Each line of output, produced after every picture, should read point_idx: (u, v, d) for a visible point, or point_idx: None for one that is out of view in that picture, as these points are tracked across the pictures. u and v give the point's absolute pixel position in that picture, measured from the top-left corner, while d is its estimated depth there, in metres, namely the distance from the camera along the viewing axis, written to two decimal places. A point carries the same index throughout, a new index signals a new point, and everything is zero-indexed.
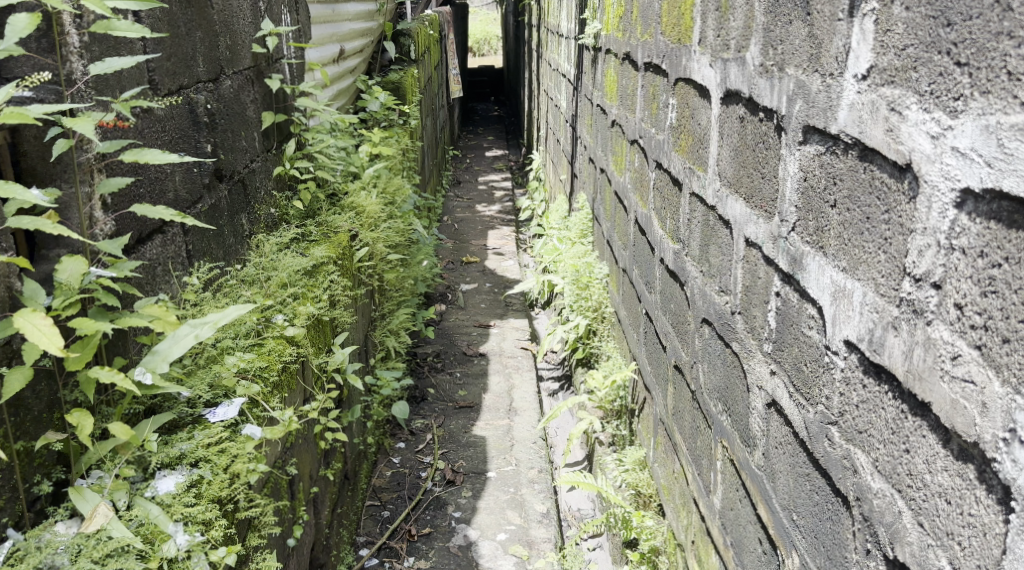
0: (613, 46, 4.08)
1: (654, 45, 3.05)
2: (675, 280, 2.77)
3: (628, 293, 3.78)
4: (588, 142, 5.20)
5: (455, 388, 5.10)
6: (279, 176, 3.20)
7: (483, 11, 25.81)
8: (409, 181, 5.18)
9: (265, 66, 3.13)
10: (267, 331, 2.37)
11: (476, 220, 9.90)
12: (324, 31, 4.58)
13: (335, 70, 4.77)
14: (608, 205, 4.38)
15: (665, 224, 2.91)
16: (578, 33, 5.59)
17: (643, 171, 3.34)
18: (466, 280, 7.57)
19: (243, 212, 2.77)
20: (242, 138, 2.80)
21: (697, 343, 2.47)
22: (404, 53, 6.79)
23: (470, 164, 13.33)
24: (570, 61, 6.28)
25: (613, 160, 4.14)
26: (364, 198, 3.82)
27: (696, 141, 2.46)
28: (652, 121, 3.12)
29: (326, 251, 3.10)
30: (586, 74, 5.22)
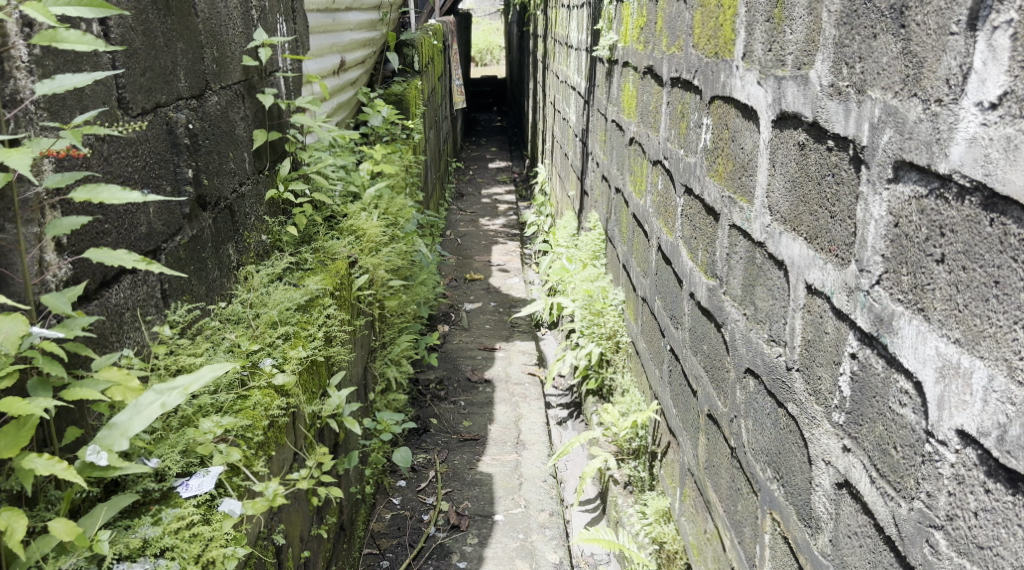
0: (632, 60, 3.81)
1: (682, 59, 2.79)
2: (709, 320, 2.49)
3: (648, 325, 3.50)
4: (601, 158, 4.93)
5: (459, 418, 4.81)
6: (271, 198, 2.93)
7: (486, 22, 25.63)
8: (412, 199, 4.92)
9: (258, 79, 2.87)
10: (253, 381, 2.10)
11: (480, 235, 9.63)
12: (324, 42, 4.32)
13: (335, 82, 4.50)
14: (624, 228, 4.11)
15: (696, 257, 2.64)
16: (591, 44, 5.33)
17: (668, 195, 3.07)
18: (469, 298, 7.29)
19: (230, 242, 2.49)
20: (230, 159, 2.53)
21: (737, 395, 2.19)
22: (407, 65, 6.53)
23: (472, 176, 13.07)
24: (581, 74, 6.02)
25: (631, 180, 3.88)
26: (365, 221, 3.55)
27: (739, 168, 2.18)
28: (680, 142, 2.85)
29: (322, 282, 2.82)
30: (600, 88, 4.97)
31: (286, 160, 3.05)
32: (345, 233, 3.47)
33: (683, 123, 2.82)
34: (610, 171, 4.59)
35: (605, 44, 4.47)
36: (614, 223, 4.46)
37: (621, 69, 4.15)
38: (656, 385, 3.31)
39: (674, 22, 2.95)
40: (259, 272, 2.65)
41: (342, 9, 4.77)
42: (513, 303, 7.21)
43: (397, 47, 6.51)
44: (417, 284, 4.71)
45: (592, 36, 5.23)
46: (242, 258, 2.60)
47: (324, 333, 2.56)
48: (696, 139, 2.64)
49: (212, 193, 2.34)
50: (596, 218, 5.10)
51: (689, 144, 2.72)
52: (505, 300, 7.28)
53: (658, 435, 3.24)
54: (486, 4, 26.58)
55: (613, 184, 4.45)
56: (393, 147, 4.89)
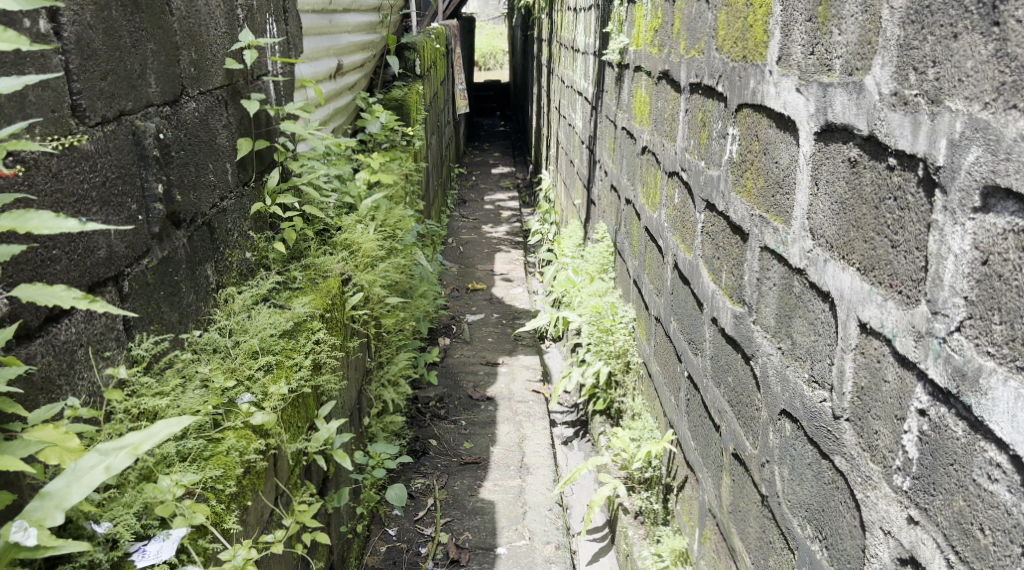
0: (645, 64, 3.60)
1: (703, 63, 2.57)
2: (734, 350, 2.27)
3: (662, 347, 3.27)
4: (610, 167, 4.71)
5: (460, 439, 4.59)
6: (257, 212, 2.71)
7: (490, 26, 25.48)
8: (412, 209, 4.70)
9: (244, 83, 2.65)
10: (228, 421, 1.88)
11: (483, 243, 9.41)
12: (319, 46, 4.10)
13: (331, 88, 4.28)
14: (636, 241, 3.89)
15: (719, 279, 2.42)
16: (599, 48, 5.11)
17: (686, 210, 2.84)
18: (472, 310, 7.07)
19: (207, 262, 2.27)
20: (209, 171, 2.31)
21: (769, 437, 1.97)
22: (408, 69, 6.32)
23: (475, 182, 12.85)
24: (588, 79, 5.80)
25: (644, 191, 3.66)
26: (360, 235, 3.33)
27: (772, 184, 1.96)
28: (699, 154, 2.63)
29: (312, 304, 2.60)
30: (608, 95, 4.75)
31: (275, 170, 2.83)
32: (340, 247, 3.25)
33: (703, 133, 2.60)
34: (619, 182, 4.37)
35: (616, 47, 4.26)
36: (624, 236, 4.23)
37: (632, 74, 3.93)
38: (671, 412, 3.08)
39: (694, 24, 2.73)
40: (242, 295, 2.43)
41: (340, 10, 4.55)
42: (517, 314, 6.99)
43: (398, 51, 6.30)
44: (416, 299, 4.49)
45: (601, 39, 5.02)
46: (222, 279, 2.38)
47: (312, 361, 2.34)
48: (718, 150, 2.42)
49: (187, 210, 2.12)
50: (603, 229, 4.88)
51: (711, 156, 2.49)
52: (508, 311, 7.06)
53: (674, 467, 3.02)
54: (490, 8, 26.39)
55: (623, 195, 4.23)
56: (392, 155, 4.67)
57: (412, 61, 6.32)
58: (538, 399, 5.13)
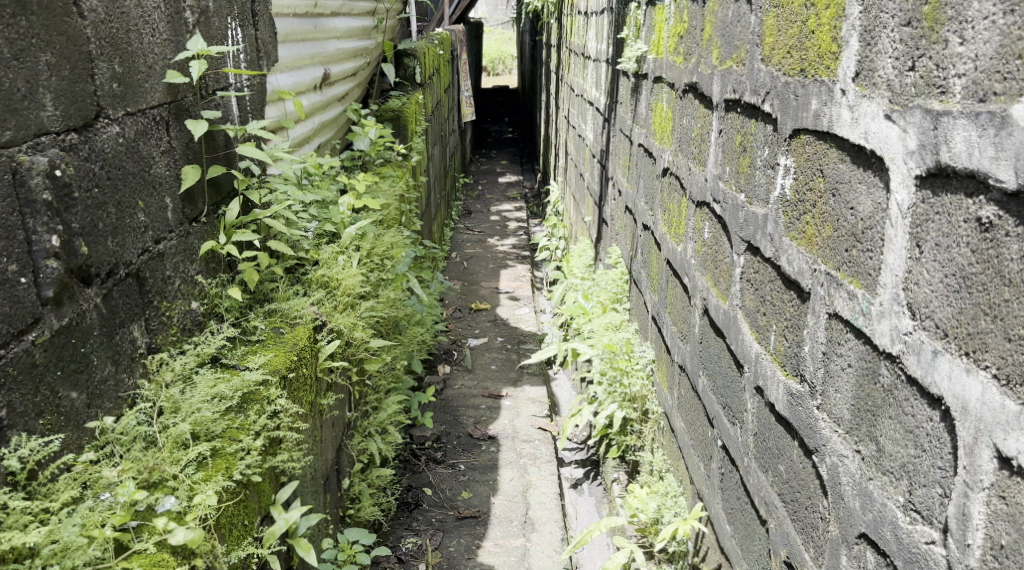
0: (666, 74, 3.16)
1: (744, 76, 2.13)
2: (787, 432, 1.83)
3: (687, 402, 2.83)
4: (624, 186, 4.27)
5: (458, 487, 4.15)
6: (210, 252, 2.28)
7: (498, 31, 25.08)
8: (406, 233, 4.26)
9: (193, 99, 2.23)
10: (137, 544, 1.47)
11: (488, 258, 8.98)
12: (301, 53, 3.67)
13: (316, 100, 3.85)
14: (655, 274, 3.44)
15: (767, 340, 1.97)
16: (613, 55, 4.68)
17: (719, 248, 2.40)
18: (474, 332, 6.63)
19: (133, 323, 1.83)
20: (138, 209, 1.88)
21: (840, 560, 1.53)
22: (408, 78, 5.89)
23: (481, 192, 12.42)
24: (600, 88, 5.36)
25: (665, 218, 3.22)
26: (340, 271, 2.90)
27: (846, 235, 1.52)
28: (738, 185, 2.19)
29: (270, 364, 2.17)
30: (623, 108, 4.32)
31: (233, 200, 2.40)
32: (315, 286, 2.82)
33: (743, 160, 2.16)
34: (635, 204, 3.93)
35: (631, 55, 3.83)
36: (641, 265, 3.79)
37: (651, 85, 3.50)
38: (700, 482, 2.64)
39: (731, 29, 2.29)
40: (182, 360, 2.00)
41: (328, 14, 4.12)
42: (522, 338, 6.55)
43: (396, 58, 5.87)
44: (409, 332, 4.06)
45: (615, 45, 4.58)
46: (156, 340, 1.95)
47: (266, 441, 1.91)
48: (763, 183, 1.98)
49: (102, 261, 1.71)
50: (617, 254, 4.45)
51: (753, 189, 2.06)
52: (513, 334, 6.62)
53: (704, 549, 2.58)
54: (498, 12, 25.99)
55: (639, 220, 3.79)
56: (385, 173, 4.23)
57: (412, 69, 5.89)
58: (545, 438, 4.69)
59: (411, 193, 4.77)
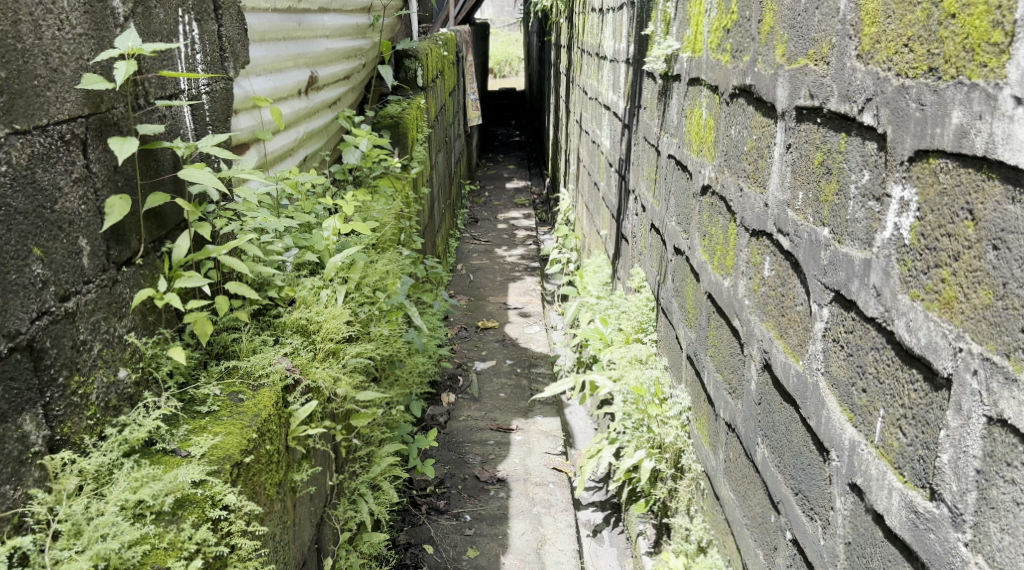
0: (706, 75, 2.69)
1: (827, 77, 1.66)
2: (904, 558, 1.36)
3: (736, 469, 2.36)
4: (649, 202, 3.80)
5: (464, 542, 3.68)
6: (148, 301, 1.81)
7: (504, 33, 24.66)
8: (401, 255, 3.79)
9: (126, 110, 1.76)
10: None
11: (495, 270, 8.50)
12: (280, 55, 3.19)
13: (300, 107, 3.39)
14: (691, 306, 2.97)
15: (868, 426, 1.50)
16: (635, 54, 4.20)
17: (787, 293, 1.92)
18: (481, 352, 6.16)
19: (20, 412, 1.41)
20: (28, 260, 1.44)
21: None
22: (408, 82, 5.42)
23: (488, 199, 11.97)
24: (619, 90, 4.88)
25: (703, 244, 2.75)
26: (320, 313, 2.43)
27: (1018, 307, 1.10)
28: (819, 216, 1.72)
29: (220, 449, 1.71)
30: (647, 113, 3.84)
31: (182, 234, 1.93)
32: (290, 331, 2.35)
33: (826, 185, 1.69)
34: (664, 224, 3.46)
35: (658, 53, 3.35)
36: (671, 293, 3.32)
37: (685, 88, 3.02)
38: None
39: (803, 19, 1.82)
40: (101, 450, 1.56)
41: (315, 10, 3.65)
42: (533, 359, 6.08)
43: (395, 60, 5.40)
44: (408, 369, 3.60)
45: (638, 43, 4.11)
46: (64, 430, 1.51)
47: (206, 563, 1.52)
48: (863, 219, 1.51)
49: None
50: (640, 277, 3.98)
51: (843, 224, 1.59)
52: (523, 355, 6.15)
53: None
54: (505, 14, 25.56)
55: (669, 242, 3.32)
56: (380, 189, 3.77)
57: (414, 72, 5.43)
58: (560, 481, 4.22)
59: (409, 210, 4.30)
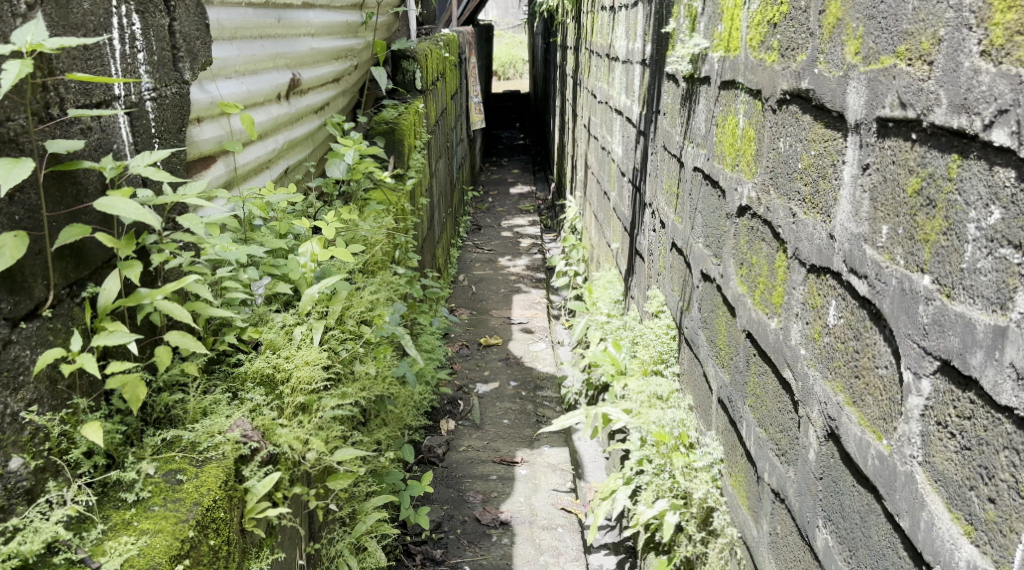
0: (744, 78, 2.32)
1: (929, 82, 1.29)
2: None
3: (786, 549, 1.98)
4: (670, 218, 3.41)
5: None
6: (56, 363, 1.49)
7: (509, 35, 24.33)
8: (390, 280, 3.39)
9: (26, 124, 1.45)
10: None
11: (499, 281, 8.12)
12: (255, 55, 2.82)
13: (280, 114, 3.01)
14: (724, 344, 2.58)
15: (1002, 550, 1.14)
16: (653, 54, 3.81)
17: (862, 347, 1.55)
18: (483, 373, 5.77)
19: None
20: None
21: None
22: (407, 85, 5.06)
23: (492, 204, 11.60)
24: (634, 95, 4.50)
25: (740, 275, 2.37)
26: (290, 361, 2.05)
27: None
28: (915, 259, 1.34)
29: (144, 557, 1.39)
30: (667, 120, 3.46)
31: (113, 275, 1.56)
32: (252, 383, 1.98)
33: (926, 221, 1.31)
34: (687, 245, 3.08)
35: (683, 53, 2.98)
36: (697, 325, 2.94)
37: (716, 92, 2.65)
38: None
39: (888, 6, 1.45)
40: None
41: (298, 5, 3.26)
42: (539, 380, 5.69)
43: (393, 61, 5.04)
44: (400, 405, 3.22)
45: (656, 43, 3.73)
46: None
47: None
48: (992, 273, 1.16)
49: None
50: (659, 301, 3.59)
51: (957, 275, 1.23)
52: (527, 376, 5.76)
53: None
54: (509, 15, 25.23)
55: (695, 266, 2.94)
56: (370, 203, 3.40)
57: (413, 74, 5.06)
58: (570, 525, 3.83)
59: (400, 227, 3.90)
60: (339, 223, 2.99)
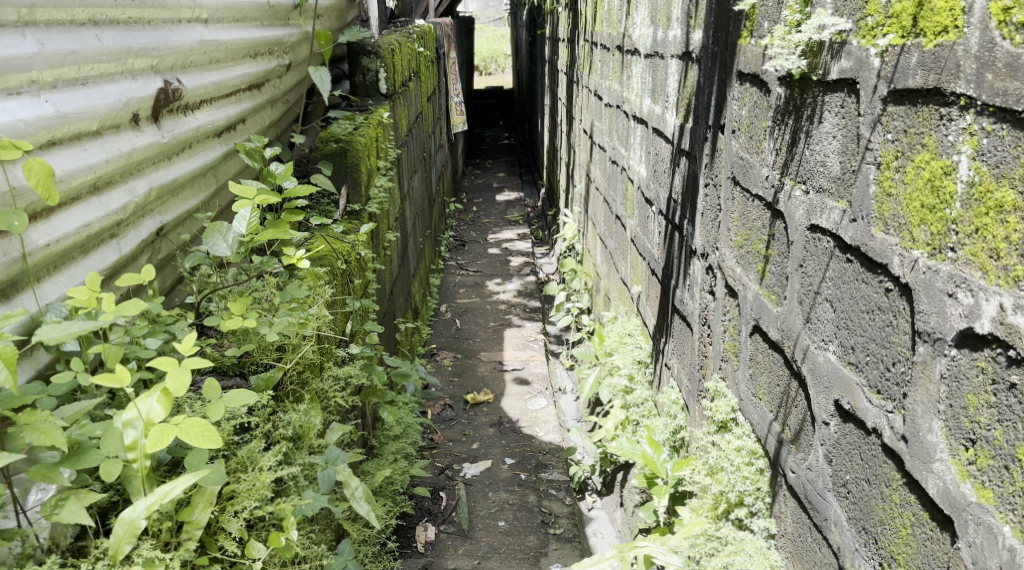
0: (985, 93, 1.22)
1: None
2: None
3: None
4: (748, 286, 2.28)
5: None
6: None
7: (490, 29, 23.23)
8: (321, 394, 2.24)
9: None
10: None
11: (487, 313, 6.96)
12: (82, 53, 1.71)
13: (135, 146, 1.88)
14: (902, 559, 1.47)
15: None
16: (705, 45, 2.70)
17: None
18: (471, 447, 4.62)
19: None
20: None
21: None
22: (372, 86, 4.31)
23: (476, 214, 10.46)
24: (666, 101, 3.41)
25: (964, 466, 1.27)
26: None
27: None
28: None
29: None
30: (739, 141, 2.36)
31: None
32: None
33: None
34: (792, 345, 1.95)
35: (791, 41, 1.85)
36: (823, 486, 1.80)
37: (873, 109, 1.53)
38: None
39: None
40: None
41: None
42: (540, 455, 4.54)
43: (351, 57, 4.26)
44: None
45: (715, 25, 2.60)
46: None
47: None
48: None
49: None
50: (728, 406, 2.45)
51: None
52: (526, 449, 4.62)
53: None
54: (489, 10, 24.13)
55: (812, 386, 1.82)
56: (299, 277, 2.28)
57: (376, 73, 4.28)
58: None
59: (345, 299, 2.75)
60: (228, 320, 1.85)
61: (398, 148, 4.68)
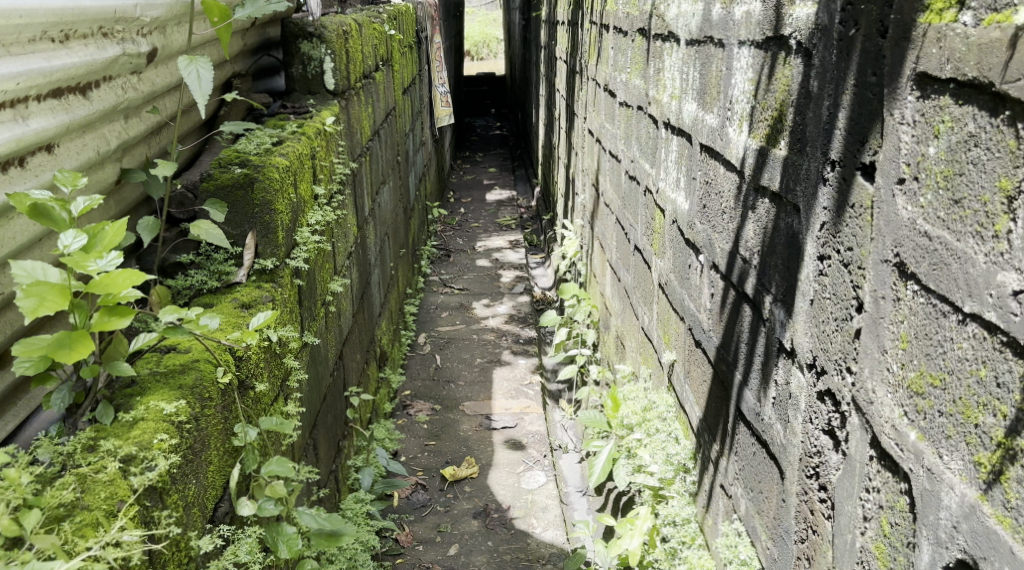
0: None
1: None
2: None
3: None
4: (945, 476, 1.22)
5: None
6: None
7: (482, 10, 22.08)
8: None
9: None
10: None
11: (472, 345, 5.86)
12: None
13: None
14: None
15: None
16: (823, 27, 1.62)
17: None
18: (446, 554, 3.55)
19: None
20: None
21: None
22: (314, 80, 3.21)
23: (463, 217, 9.36)
24: (726, 108, 2.32)
25: None
26: None
27: None
28: None
29: None
30: (921, 202, 1.29)
31: None
32: None
33: None
34: None
35: None
36: None
37: None
38: None
39: None
40: None
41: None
42: (538, 566, 3.47)
43: (284, 43, 3.18)
44: None
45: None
46: None
47: None
48: None
49: None
50: None
51: None
52: (519, 556, 3.54)
53: None
54: None
55: None
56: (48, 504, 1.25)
57: (321, 63, 3.20)
58: None
59: (205, 446, 1.67)
60: None
61: (352, 160, 3.59)
